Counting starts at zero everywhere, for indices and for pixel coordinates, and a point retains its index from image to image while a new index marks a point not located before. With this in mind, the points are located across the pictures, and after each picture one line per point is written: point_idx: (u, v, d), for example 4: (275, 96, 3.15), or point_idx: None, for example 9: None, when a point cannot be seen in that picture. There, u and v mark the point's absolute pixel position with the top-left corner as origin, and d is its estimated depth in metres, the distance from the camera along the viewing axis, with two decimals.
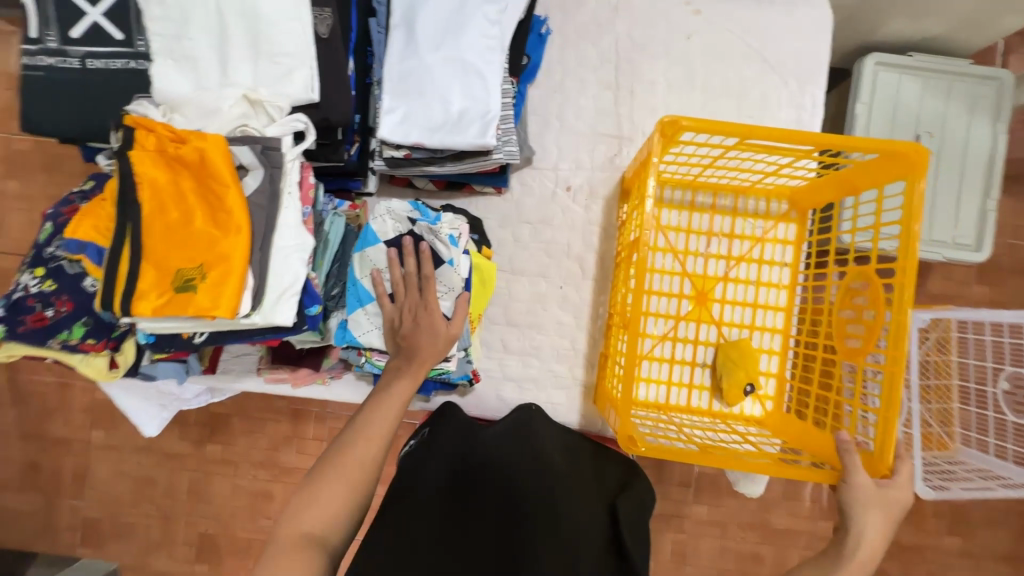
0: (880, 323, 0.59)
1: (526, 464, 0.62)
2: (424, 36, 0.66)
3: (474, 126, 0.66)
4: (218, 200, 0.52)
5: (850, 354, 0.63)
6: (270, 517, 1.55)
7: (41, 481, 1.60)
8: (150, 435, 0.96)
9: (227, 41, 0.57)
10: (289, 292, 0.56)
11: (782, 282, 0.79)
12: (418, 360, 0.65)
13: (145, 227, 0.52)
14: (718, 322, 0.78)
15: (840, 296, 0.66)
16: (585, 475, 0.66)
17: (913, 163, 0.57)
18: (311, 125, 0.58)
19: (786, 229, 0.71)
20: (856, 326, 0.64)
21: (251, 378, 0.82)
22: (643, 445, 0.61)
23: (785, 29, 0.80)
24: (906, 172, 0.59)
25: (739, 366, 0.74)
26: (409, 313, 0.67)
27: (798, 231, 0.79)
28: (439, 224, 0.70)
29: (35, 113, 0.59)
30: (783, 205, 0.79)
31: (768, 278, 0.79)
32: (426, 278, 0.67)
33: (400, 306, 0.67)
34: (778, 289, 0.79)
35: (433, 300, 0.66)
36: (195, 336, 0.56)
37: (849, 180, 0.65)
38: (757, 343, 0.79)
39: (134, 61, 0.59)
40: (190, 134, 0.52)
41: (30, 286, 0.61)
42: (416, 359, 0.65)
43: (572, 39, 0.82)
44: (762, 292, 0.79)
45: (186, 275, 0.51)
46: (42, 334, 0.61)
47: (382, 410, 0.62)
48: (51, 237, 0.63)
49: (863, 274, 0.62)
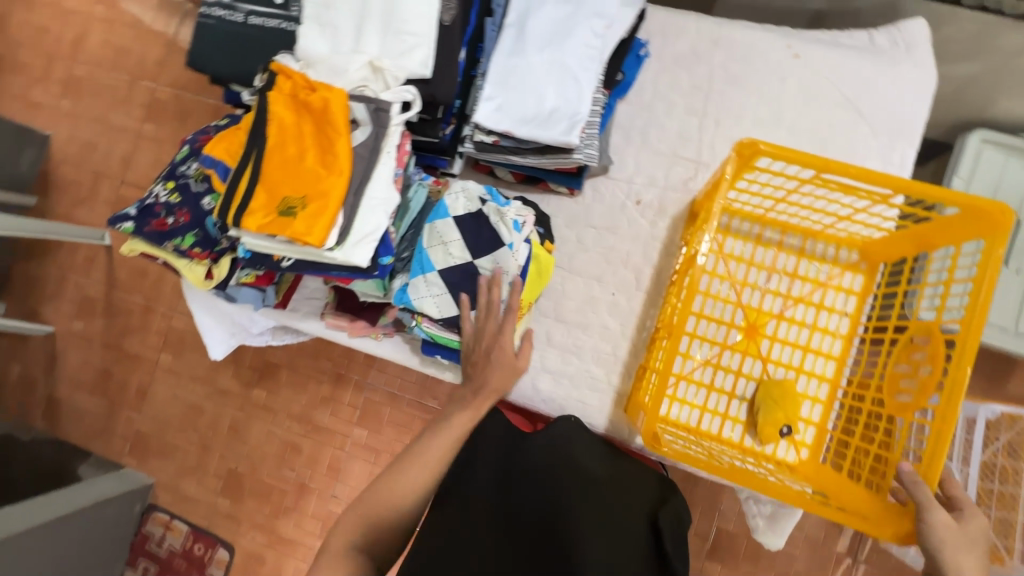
0: (936, 379, 0.58)
1: (567, 482, 0.67)
2: (533, 38, 0.73)
3: (561, 124, 0.71)
4: (330, 145, 0.60)
5: (902, 410, 0.62)
6: (294, 469, 1.64)
7: (111, 389, 1.78)
8: (215, 357, 1.06)
9: (366, 15, 0.66)
10: (369, 238, 0.63)
11: (839, 331, 0.77)
12: (486, 390, 0.69)
13: (267, 156, 0.60)
14: (765, 358, 0.77)
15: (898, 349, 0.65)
16: (621, 484, 0.71)
17: (994, 224, 0.57)
18: (418, 98, 0.66)
19: (853, 276, 0.70)
20: (909, 381, 0.63)
21: (314, 321, 0.90)
22: (665, 447, 0.66)
23: (884, 84, 0.81)
24: (986, 232, 0.58)
25: (780, 405, 0.73)
26: (484, 345, 0.71)
27: (864, 284, 0.78)
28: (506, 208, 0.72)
29: (200, 54, 0.71)
30: (853, 255, 0.78)
31: (825, 324, 0.78)
32: (505, 313, 0.71)
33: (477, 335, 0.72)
34: (835, 338, 0.77)
35: (509, 338, 0.71)
36: (284, 261, 0.64)
37: (927, 235, 0.65)
38: (802, 388, 0.77)
39: (285, 23, 0.69)
40: (320, 85, 0.60)
41: (161, 195, 0.72)
42: (484, 389, 0.69)
43: (668, 64, 0.86)
44: (816, 338, 0.78)
45: (290, 203, 0.59)
46: (160, 236, 0.70)
47: (441, 438, 0.66)
48: (186, 158, 0.74)
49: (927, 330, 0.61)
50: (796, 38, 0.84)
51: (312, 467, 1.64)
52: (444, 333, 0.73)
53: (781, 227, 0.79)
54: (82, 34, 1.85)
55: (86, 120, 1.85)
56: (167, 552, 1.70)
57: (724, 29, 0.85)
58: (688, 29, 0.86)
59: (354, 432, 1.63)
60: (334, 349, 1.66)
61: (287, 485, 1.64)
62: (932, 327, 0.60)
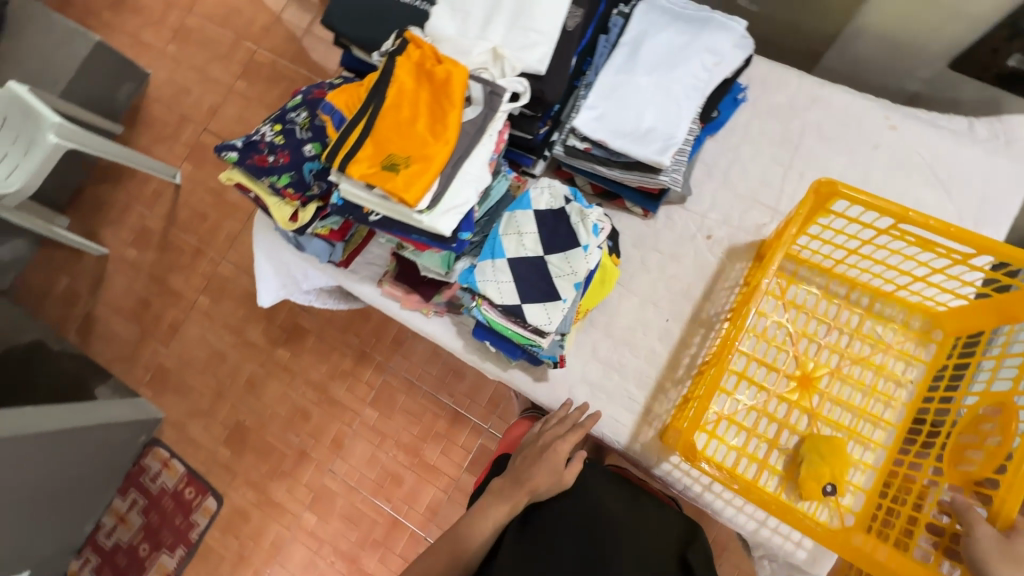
0: (1006, 447, 0.57)
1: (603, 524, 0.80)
2: (643, 60, 0.76)
3: (656, 144, 0.73)
4: (442, 116, 0.63)
5: (965, 480, 0.60)
6: (300, 435, 1.65)
7: (145, 319, 1.84)
8: (263, 303, 1.09)
9: (496, 7, 0.69)
10: (456, 211, 0.65)
11: (899, 399, 0.75)
12: (524, 488, 0.77)
13: (382, 113, 0.64)
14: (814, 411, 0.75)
15: (964, 420, 0.63)
16: (649, 523, 0.82)
17: None
18: (527, 92, 0.69)
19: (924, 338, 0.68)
20: (975, 453, 0.61)
21: (368, 286, 0.92)
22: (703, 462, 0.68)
23: (978, 172, 0.81)
24: None
25: (827, 461, 0.70)
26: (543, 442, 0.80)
27: (934, 354, 0.76)
28: (590, 210, 0.73)
29: (334, 14, 0.76)
30: (922, 324, 0.77)
31: (884, 389, 0.76)
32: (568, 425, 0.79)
33: (542, 431, 0.81)
34: (892, 403, 0.75)
35: (561, 447, 0.78)
36: (371, 215, 0.67)
37: (1012, 307, 0.64)
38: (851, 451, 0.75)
39: (419, 2, 0.74)
40: (446, 58, 0.63)
41: (268, 135, 0.76)
42: (522, 487, 0.77)
43: (763, 112, 0.88)
44: (872, 401, 0.76)
45: (394, 159, 0.62)
46: (260, 171, 0.74)
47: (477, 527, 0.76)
48: (298, 106, 0.78)
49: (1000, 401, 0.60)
50: (896, 111, 0.85)
51: (317, 437, 1.65)
52: (500, 319, 0.74)
53: (848, 282, 0.79)
54: None
55: (185, 66, 1.96)
56: (159, 489, 1.71)
57: (825, 89, 0.87)
58: (789, 83, 0.88)
59: (365, 412, 1.64)
60: (364, 326, 1.68)
61: (289, 449, 1.65)
62: (1007, 400, 0.59)
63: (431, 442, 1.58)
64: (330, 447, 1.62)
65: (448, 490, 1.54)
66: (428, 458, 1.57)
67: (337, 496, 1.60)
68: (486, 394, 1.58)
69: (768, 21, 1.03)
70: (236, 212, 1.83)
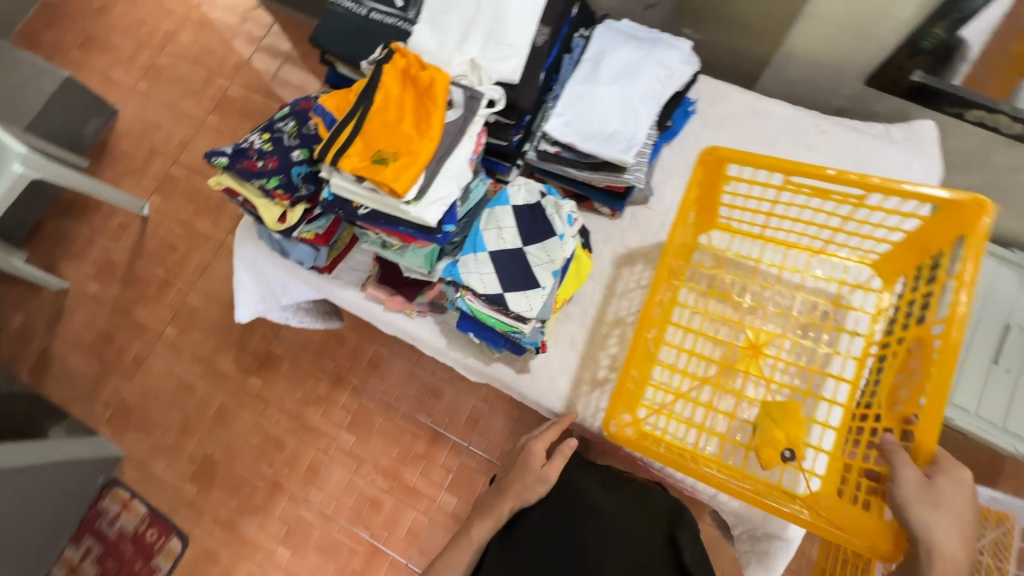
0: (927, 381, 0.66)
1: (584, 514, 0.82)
2: (604, 73, 0.85)
3: (619, 145, 0.81)
4: (426, 116, 0.69)
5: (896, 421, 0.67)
6: (273, 465, 1.60)
7: (107, 354, 1.77)
8: (241, 318, 1.09)
9: (471, 25, 0.77)
10: (441, 203, 0.70)
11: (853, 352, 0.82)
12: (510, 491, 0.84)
13: (371, 114, 0.69)
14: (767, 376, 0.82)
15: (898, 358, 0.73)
16: (635, 510, 0.83)
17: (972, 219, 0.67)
18: (503, 99, 0.76)
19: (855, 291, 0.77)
20: (907, 389, 0.69)
21: (352, 291, 0.95)
22: (628, 434, 0.71)
23: (897, 168, 0.93)
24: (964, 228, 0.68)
25: (780, 425, 0.76)
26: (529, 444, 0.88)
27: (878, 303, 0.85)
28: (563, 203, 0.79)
29: (322, 33, 0.82)
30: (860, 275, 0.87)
31: (835, 346, 0.84)
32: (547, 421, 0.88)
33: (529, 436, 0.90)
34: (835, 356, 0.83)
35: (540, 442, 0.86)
36: (361, 209, 0.71)
37: (923, 240, 0.75)
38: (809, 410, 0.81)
39: (400, 22, 0.80)
40: (429, 65, 0.70)
41: (257, 142, 0.80)
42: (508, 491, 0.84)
43: (711, 121, 0.98)
44: (823, 359, 0.84)
45: (383, 154, 0.67)
46: (249, 174, 0.77)
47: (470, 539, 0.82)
48: (286, 116, 0.83)
49: (920, 334, 0.69)
50: (824, 119, 0.97)
51: (290, 466, 1.60)
52: (484, 308, 0.78)
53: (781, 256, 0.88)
54: (175, 30, 2.04)
55: (156, 102, 1.98)
56: (117, 533, 1.61)
57: (763, 102, 0.98)
58: (732, 97, 0.99)
59: (341, 436, 1.61)
60: (340, 350, 1.67)
61: (262, 481, 1.60)
62: (925, 330, 0.68)
63: (410, 463, 1.56)
64: (305, 476, 1.58)
65: (429, 513, 1.52)
66: (407, 480, 1.55)
67: (313, 527, 1.55)
68: (464, 412, 1.58)
69: (710, 49, 1.15)
70: (206, 242, 1.82)
